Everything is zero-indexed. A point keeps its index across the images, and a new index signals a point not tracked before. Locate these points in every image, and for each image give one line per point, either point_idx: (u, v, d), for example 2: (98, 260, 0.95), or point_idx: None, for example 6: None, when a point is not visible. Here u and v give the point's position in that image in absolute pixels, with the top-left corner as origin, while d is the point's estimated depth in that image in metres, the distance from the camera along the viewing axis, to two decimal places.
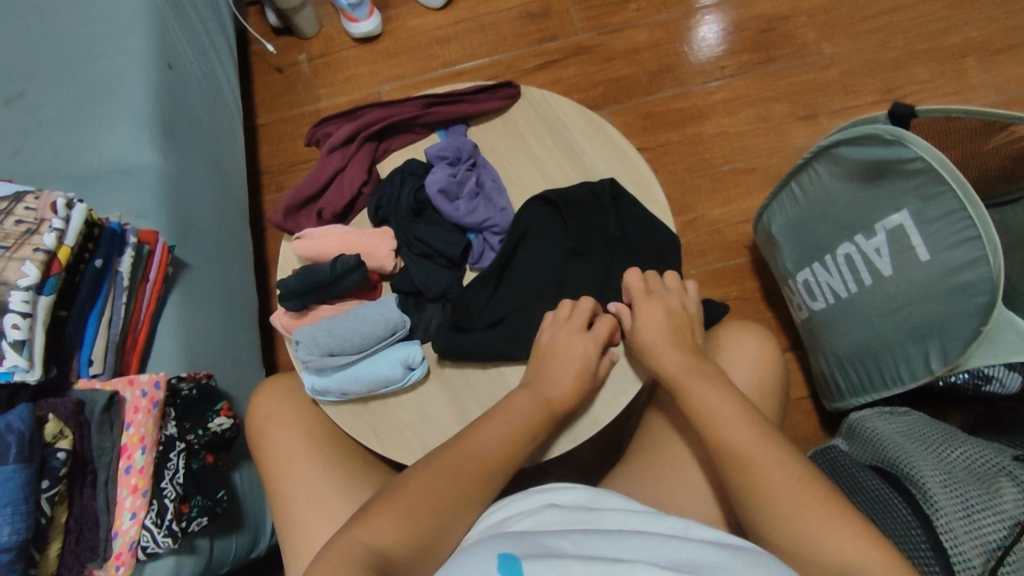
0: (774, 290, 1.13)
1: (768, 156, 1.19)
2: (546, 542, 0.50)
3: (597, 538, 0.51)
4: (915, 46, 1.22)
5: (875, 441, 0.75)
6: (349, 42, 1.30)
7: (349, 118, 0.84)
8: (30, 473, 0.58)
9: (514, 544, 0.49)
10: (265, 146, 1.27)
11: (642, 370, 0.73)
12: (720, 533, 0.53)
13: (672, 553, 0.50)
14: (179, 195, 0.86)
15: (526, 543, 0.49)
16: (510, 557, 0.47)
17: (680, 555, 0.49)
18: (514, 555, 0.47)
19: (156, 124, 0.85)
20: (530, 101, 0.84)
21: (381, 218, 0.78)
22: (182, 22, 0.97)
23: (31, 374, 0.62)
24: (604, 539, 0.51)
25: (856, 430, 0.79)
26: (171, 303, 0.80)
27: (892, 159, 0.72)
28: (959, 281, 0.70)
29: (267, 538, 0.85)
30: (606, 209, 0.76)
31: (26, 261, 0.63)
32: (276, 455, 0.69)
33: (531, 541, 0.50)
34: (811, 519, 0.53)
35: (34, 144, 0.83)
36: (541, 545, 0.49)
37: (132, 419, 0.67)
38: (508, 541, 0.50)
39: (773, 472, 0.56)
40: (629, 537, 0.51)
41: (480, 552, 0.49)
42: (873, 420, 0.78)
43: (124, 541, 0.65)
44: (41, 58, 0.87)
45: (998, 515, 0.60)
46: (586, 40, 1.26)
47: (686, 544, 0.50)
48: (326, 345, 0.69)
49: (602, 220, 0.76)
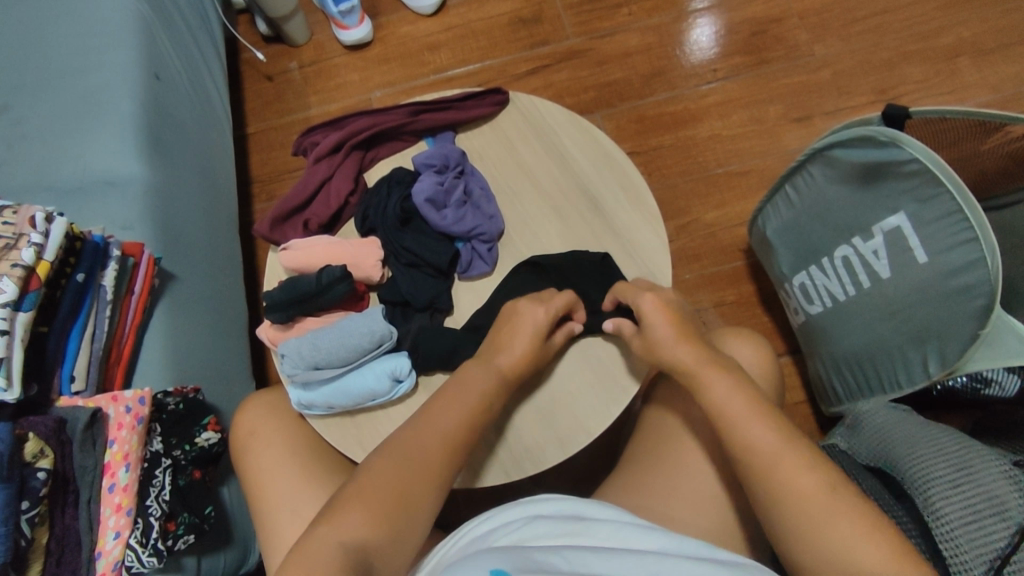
0: (771, 293, 1.12)
1: (761, 159, 1.18)
2: (535, 557, 0.49)
3: (589, 554, 0.50)
4: (908, 47, 1.21)
5: (876, 436, 0.73)
6: (339, 50, 1.29)
7: (336, 127, 0.83)
8: (9, 494, 0.57)
9: (504, 559, 0.48)
10: (254, 155, 1.26)
11: (624, 394, 0.71)
12: (719, 550, 0.53)
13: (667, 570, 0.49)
14: (166, 206, 0.84)
15: (515, 557, 0.48)
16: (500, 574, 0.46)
17: (674, 572, 0.49)
18: (503, 569, 0.47)
19: (143, 135, 0.84)
20: (518, 106, 0.83)
21: (368, 229, 0.77)
22: (169, 30, 0.96)
23: (9, 394, 0.60)
24: (596, 556, 0.50)
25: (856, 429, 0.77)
26: (157, 316, 0.79)
27: (887, 161, 0.71)
28: (957, 284, 0.69)
29: (256, 556, 0.83)
30: (592, 265, 0.74)
31: (3, 277, 0.61)
32: (258, 473, 0.67)
33: (522, 555, 0.49)
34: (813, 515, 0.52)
35: (18, 157, 0.82)
36: (529, 559, 0.49)
37: (115, 436, 0.66)
38: (499, 555, 0.49)
39: (783, 469, 0.54)
40: (623, 554, 0.51)
41: (472, 568, 0.48)
42: (874, 420, 0.76)
43: (107, 561, 0.63)
44: (25, 68, 0.86)
45: (1004, 521, 0.57)
46: (577, 45, 1.26)
47: (684, 560, 0.50)
48: (312, 358, 0.68)
49: (585, 283, 0.74)
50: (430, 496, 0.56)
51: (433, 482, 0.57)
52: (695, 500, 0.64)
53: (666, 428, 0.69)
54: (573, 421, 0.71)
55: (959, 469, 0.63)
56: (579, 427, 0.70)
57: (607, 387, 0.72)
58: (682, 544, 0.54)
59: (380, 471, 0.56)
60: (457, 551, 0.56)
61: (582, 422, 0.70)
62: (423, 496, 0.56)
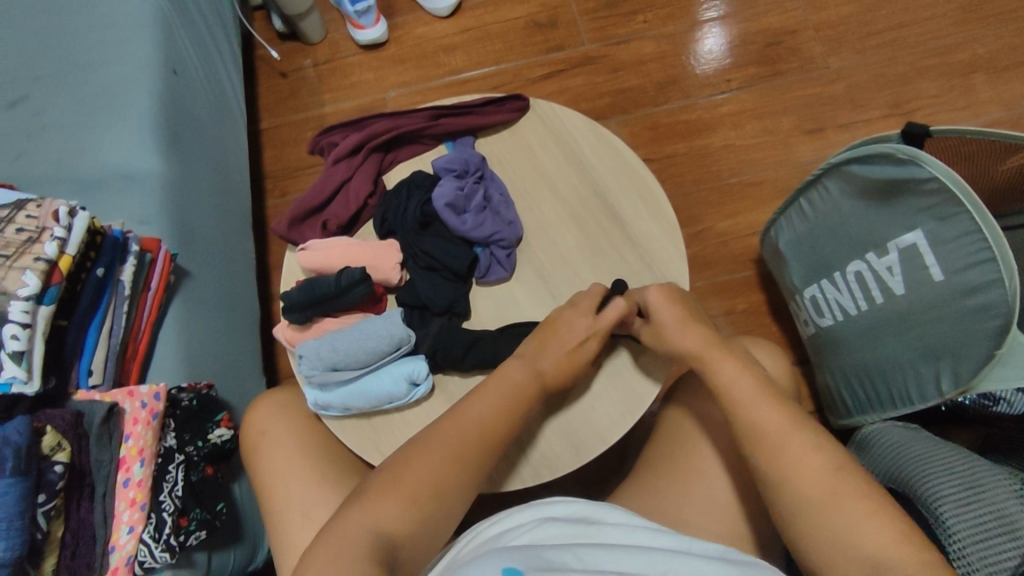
0: (781, 304, 1.12)
1: (775, 169, 1.18)
2: (548, 557, 0.50)
3: (599, 553, 0.52)
4: (923, 62, 1.21)
5: (885, 451, 0.74)
6: (355, 49, 1.30)
7: (355, 129, 0.83)
8: (26, 488, 0.57)
9: (518, 558, 0.49)
10: (267, 151, 1.26)
11: (637, 404, 0.72)
12: (730, 551, 0.54)
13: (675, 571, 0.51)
14: (182, 201, 0.85)
15: (528, 556, 0.50)
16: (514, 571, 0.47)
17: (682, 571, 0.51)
18: (518, 568, 0.48)
19: (161, 131, 0.84)
20: (537, 112, 0.83)
21: (386, 231, 0.77)
22: (188, 29, 0.96)
23: (30, 386, 0.60)
24: (605, 553, 0.52)
25: (869, 441, 0.77)
26: (173, 311, 0.79)
27: (905, 178, 0.71)
28: (973, 303, 0.69)
29: (263, 553, 0.84)
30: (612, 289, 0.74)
31: (26, 270, 0.62)
32: (272, 472, 0.68)
33: (533, 554, 0.50)
34: (837, 524, 0.51)
35: (37, 148, 0.82)
36: (541, 558, 0.50)
37: (131, 431, 0.66)
38: (511, 554, 0.50)
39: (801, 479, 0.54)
40: (632, 554, 0.52)
41: (484, 564, 0.49)
42: (885, 433, 0.76)
43: (121, 555, 0.63)
44: (45, 60, 0.86)
45: (1014, 539, 0.58)
46: (593, 51, 1.26)
47: (693, 560, 0.52)
48: (330, 359, 0.68)
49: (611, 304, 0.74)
50: (445, 510, 0.57)
51: (449, 497, 0.57)
52: (710, 509, 0.64)
53: (680, 436, 0.70)
54: (588, 426, 0.71)
55: (968, 488, 0.63)
56: (594, 434, 0.71)
57: (623, 396, 0.72)
58: (692, 544, 0.55)
59: (408, 469, 0.57)
60: (469, 551, 0.57)
61: (598, 430, 0.71)
62: (444, 505, 0.57)
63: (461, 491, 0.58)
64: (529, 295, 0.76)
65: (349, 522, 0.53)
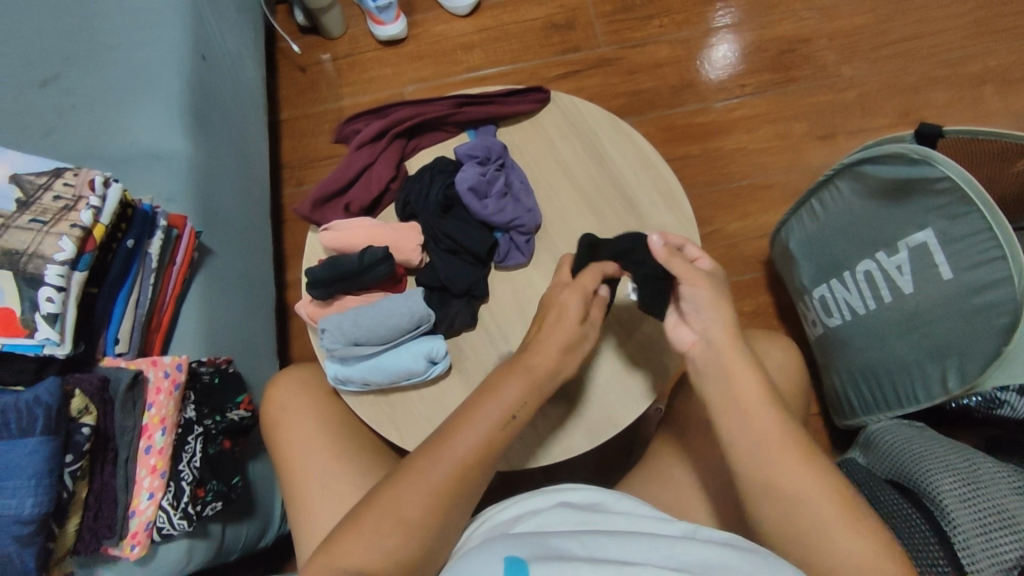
0: (788, 305, 1.14)
1: (785, 173, 1.20)
2: (553, 544, 0.51)
3: (603, 540, 0.52)
4: (934, 73, 1.23)
5: (887, 451, 0.75)
6: (373, 44, 1.32)
7: (378, 116, 0.85)
8: (55, 447, 0.58)
9: (521, 547, 0.50)
10: (286, 140, 1.28)
11: (648, 390, 0.74)
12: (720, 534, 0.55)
13: (683, 555, 0.51)
14: (206, 181, 0.86)
15: (531, 545, 0.50)
16: (516, 562, 0.48)
17: (690, 556, 0.51)
18: (519, 558, 0.48)
19: (189, 112, 0.86)
20: (558, 105, 0.85)
21: (408, 214, 0.79)
22: (217, 15, 0.98)
23: (61, 348, 0.62)
24: (611, 541, 0.52)
25: (873, 441, 0.78)
26: (195, 288, 0.81)
27: (917, 177, 0.73)
28: (982, 301, 0.70)
29: (277, 527, 0.85)
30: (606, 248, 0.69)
31: (62, 236, 0.64)
32: (289, 447, 0.69)
33: (540, 543, 0.51)
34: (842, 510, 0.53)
35: (68, 125, 0.84)
36: (546, 546, 0.50)
37: (154, 399, 0.68)
38: (516, 543, 0.51)
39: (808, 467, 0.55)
40: (641, 540, 0.53)
41: (488, 556, 0.50)
42: (888, 433, 0.78)
43: (140, 520, 0.65)
44: (77, 40, 0.87)
45: (1014, 533, 0.59)
46: (609, 53, 1.28)
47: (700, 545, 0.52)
48: (352, 334, 0.70)
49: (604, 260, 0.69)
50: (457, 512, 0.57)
51: (466, 492, 0.57)
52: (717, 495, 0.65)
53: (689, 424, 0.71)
54: (600, 411, 0.73)
55: (971, 484, 0.64)
56: (606, 419, 0.73)
57: (635, 382, 0.74)
58: (699, 530, 0.56)
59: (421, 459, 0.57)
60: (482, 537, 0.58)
61: (609, 415, 0.73)
62: (463, 500, 0.57)
63: (480, 482, 0.58)
64: (546, 280, 0.78)
65: (357, 532, 0.54)
